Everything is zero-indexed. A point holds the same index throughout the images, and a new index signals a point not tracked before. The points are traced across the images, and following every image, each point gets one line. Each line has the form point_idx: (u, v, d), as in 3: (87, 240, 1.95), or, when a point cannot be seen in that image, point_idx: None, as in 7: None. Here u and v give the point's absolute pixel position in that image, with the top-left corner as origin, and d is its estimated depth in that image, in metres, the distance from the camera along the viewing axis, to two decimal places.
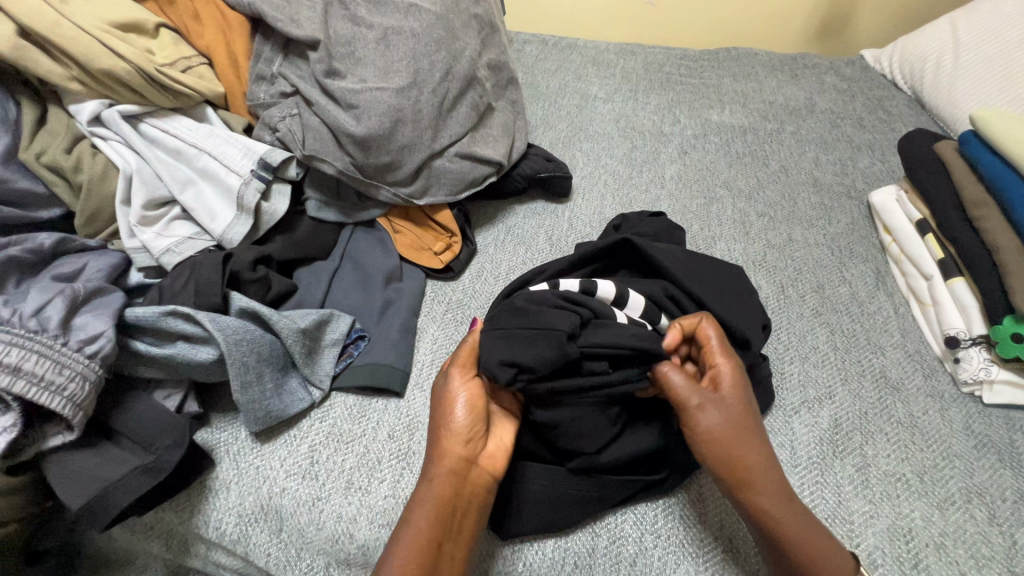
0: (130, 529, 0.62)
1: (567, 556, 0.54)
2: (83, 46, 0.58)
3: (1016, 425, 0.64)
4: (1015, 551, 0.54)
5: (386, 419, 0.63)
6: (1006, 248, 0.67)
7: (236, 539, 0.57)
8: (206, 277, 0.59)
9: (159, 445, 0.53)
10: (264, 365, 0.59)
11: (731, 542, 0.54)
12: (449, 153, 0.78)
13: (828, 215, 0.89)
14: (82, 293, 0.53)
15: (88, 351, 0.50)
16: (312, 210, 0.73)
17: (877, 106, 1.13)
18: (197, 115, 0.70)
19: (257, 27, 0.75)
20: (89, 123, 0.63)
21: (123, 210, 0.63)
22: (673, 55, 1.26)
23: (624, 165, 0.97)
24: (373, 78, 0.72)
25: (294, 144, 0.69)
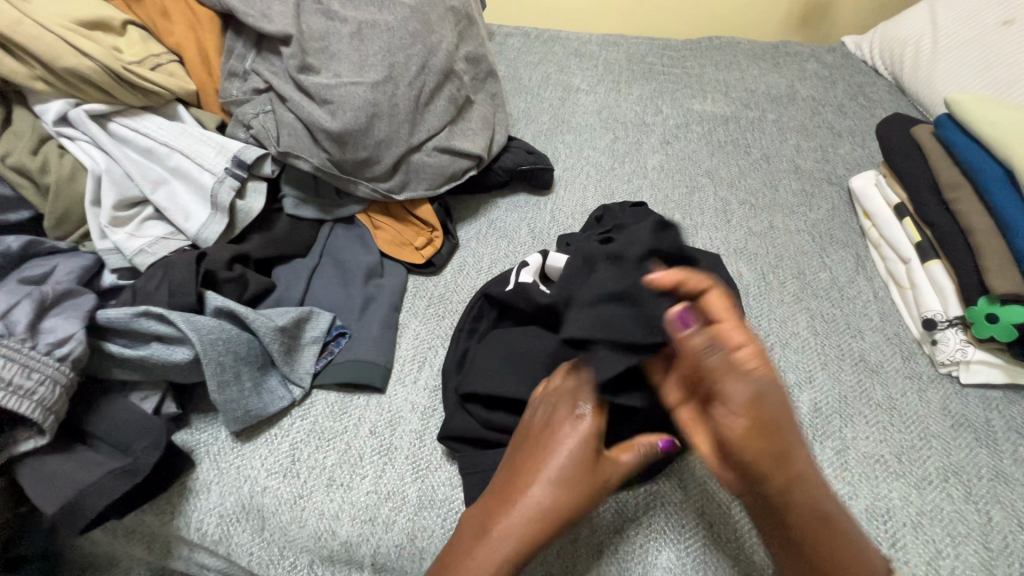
0: (111, 532, 0.62)
1: (549, 546, 0.54)
2: (45, 44, 0.57)
3: (993, 404, 0.64)
4: (990, 527, 0.55)
5: (367, 415, 0.62)
6: (981, 230, 0.68)
7: (218, 539, 0.57)
8: (180, 276, 0.59)
9: (135, 447, 0.53)
10: (242, 364, 0.59)
11: (712, 528, 0.54)
12: (428, 147, 0.77)
13: (809, 202, 0.89)
14: (51, 295, 0.52)
15: (58, 354, 0.49)
16: (289, 207, 0.73)
17: (858, 92, 1.13)
18: (168, 113, 0.69)
19: (229, 23, 0.74)
20: (55, 123, 0.62)
21: (93, 211, 0.62)
22: (656, 46, 1.26)
23: (606, 156, 0.97)
24: (348, 73, 0.71)
25: (268, 141, 0.69)
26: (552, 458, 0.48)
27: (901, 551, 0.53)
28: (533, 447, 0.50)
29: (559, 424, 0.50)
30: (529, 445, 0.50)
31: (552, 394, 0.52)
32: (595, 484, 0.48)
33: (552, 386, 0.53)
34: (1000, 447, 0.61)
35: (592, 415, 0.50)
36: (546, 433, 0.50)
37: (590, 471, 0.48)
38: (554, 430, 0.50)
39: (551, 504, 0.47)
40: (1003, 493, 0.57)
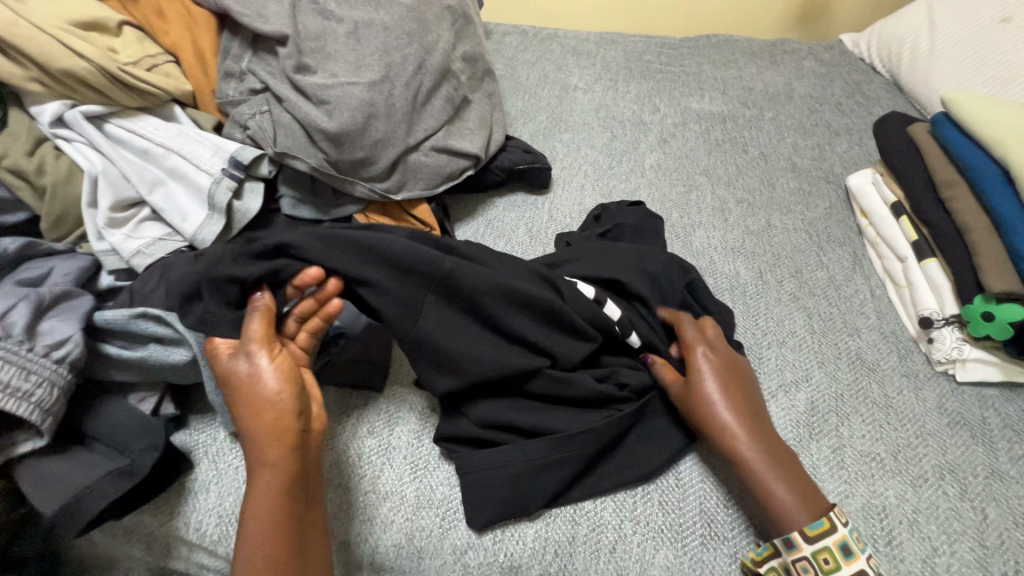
0: (110, 533, 0.62)
1: (548, 545, 0.54)
2: (40, 45, 0.57)
3: (989, 402, 0.64)
4: (986, 525, 0.55)
5: (366, 416, 0.62)
6: (977, 229, 0.68)
7: (215, 541, 0.56)
8: (177, 277, 0.58)
9: (134, 448, 0.53)
10: None
11: (708, 527, 0.55)
12: (425, 147, 0.77)
13: (806, 200, 0.89)
14: (48, 297, 0.52)
15: (55, 356, 0.49)
16: (286, 207, 0.72)
17: (855, 90, 1.13)
18: (165, 114, 0.69)
19: (225, 24, 0.74)
20: (51, 124, 0.62)
21: (89, 213, 0.62)
22: (653, 44, 1.26)
23: (604, 155, 0.97)
24: (345, 72, 0.71)
25: (265, 141, 0.69)
26: (256, 418, 0.50)
27: (896, 549, 0.54)
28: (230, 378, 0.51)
29: (234, 371, 0.51)
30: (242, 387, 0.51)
31: (241, 335, 0.52)
32: (281, 427, 0.50)
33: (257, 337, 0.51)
34: (995, 445, 0.61)
35: (270, 358, 0.51)
36: (241, 381, 0.51)
37: (287, 415, 0.51)
38: (235, 368, 0.51)
39: (284, 463, 0.50)
40: (998, 491, 0.57)
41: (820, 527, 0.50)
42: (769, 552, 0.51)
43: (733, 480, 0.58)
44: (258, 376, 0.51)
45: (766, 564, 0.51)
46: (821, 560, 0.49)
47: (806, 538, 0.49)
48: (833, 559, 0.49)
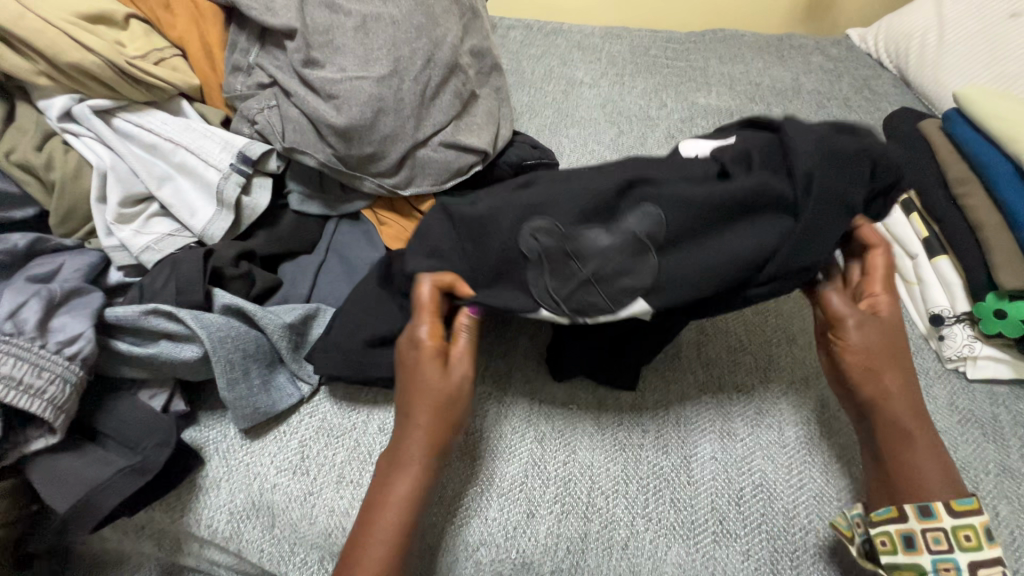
0: (121, 530, 0.62)
1: (559, 543, 0.54)
2: (49, 39, 0.57)
3: (1000, 400, 0.64)
4: (997, 522, 0.55)
5: (376, 412, 0.62)
6: (990, 226, 0.68)
7: (228, 536, 0.57)
8: (187, 274, 0.58)
9: (146, 445, 0.53)
10: (250, 361, 0.59)
11: (722, 523, 0.55)
12: (433, 142, 0.76)
13: None
14: (59, 294, 0.52)
15: (68, 352, 0.49)
16: (295, 203, 0.73)
17: (863, 85, 1.13)
18: (172, 108, 0.68)
19: (233, 17, 0.73)
20: (59, 119, 0.61)
21: (98, 208, 0.61)
22: (660, 38, 1.25)
23: (611, 151, 0.97)
24: (353, 67, 0.71)
25: (274, 136, 0.68)
26: (414, 434, 0.52)
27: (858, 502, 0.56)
28: (414, 375, 0.53)
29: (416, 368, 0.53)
30: (406, 394, 0.53)
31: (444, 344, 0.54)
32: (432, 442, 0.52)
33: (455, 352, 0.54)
34: (1007, 442, 0.61)
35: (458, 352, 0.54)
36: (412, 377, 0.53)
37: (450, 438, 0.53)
38: (421, 368, 0.52)
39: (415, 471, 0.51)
40: (1009, 488, 0.57)
41: (969, 505, 0.48)
42: (893, 514, 0.48)
43: (746, 477, 0.57)
44: (445, 381, 0.52)
45: (884, 526, 0.48)
46: (960, 536, 0.47)
47: (950, 510, 0.47)
48: (975, 537, 0.47)
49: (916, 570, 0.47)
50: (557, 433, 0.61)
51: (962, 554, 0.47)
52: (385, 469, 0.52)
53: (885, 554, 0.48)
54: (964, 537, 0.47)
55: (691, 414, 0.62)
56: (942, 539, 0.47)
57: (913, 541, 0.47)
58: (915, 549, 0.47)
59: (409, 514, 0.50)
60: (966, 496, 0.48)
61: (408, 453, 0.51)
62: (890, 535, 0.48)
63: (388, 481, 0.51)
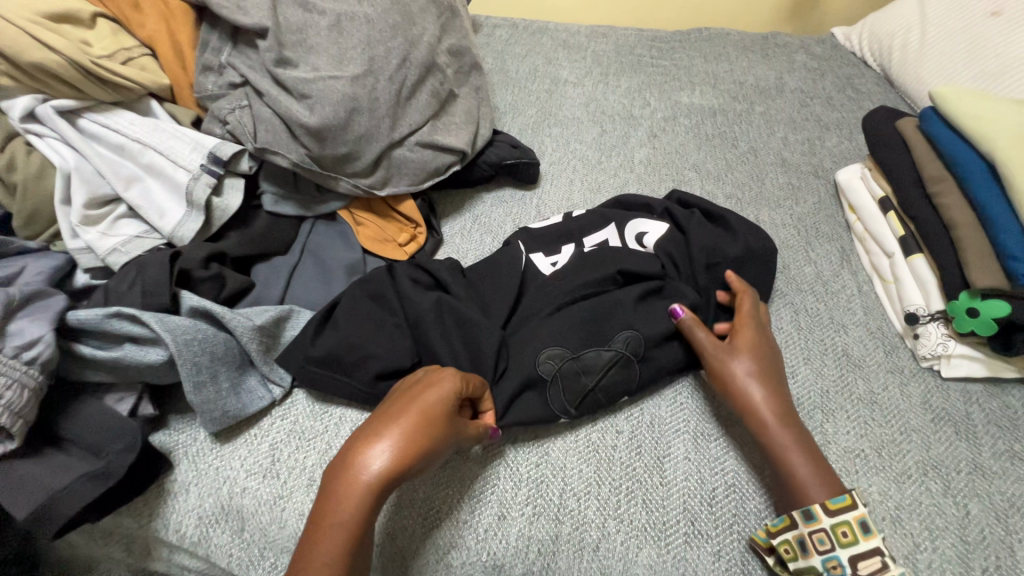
0: (90, 535, 0.61)
1: (531, 544, 0.54)
2: (9, 38, 0.56)
3: (973, 398, 0.64)
4: (968, 521, 0.55)
5: (349, 414, 0.62)
6: (964, 225, 0.68)
7: (196, 540, 0.57)
8: (153, 276, 0.58)
9: (109, 450, 0.52)
10: (219, 364, 0.58)
11: (693, 524, 0.55)
12: (409, 142, 0.76)
13: (795, 195, 0.89)
14: (18, 297, 0.51)
15: (25, 358, 0.49)
16: (268, 204, 0.72)
17: (847, 84, 1.13)
18: (141, 109, 0.67)
19: (204, 16, 0.72)
20: (22, 119, 0.61)
21: (63, 210, 0.61)
22: (644, 37, 1.25)
23: (593, 150, 0.96)
24: (326, 66, 0.70)
25: (245, 136, 0.67)
26: (373, 458, 0.47)
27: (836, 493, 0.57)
28: (405, 400, 0.50)
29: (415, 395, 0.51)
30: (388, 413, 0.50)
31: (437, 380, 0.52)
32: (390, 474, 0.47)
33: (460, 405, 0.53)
34: (979, 441, 0.61)
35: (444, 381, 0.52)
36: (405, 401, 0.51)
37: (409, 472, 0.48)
38: (417, 394, 0.51)
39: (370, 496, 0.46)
40: (981, 487, 0.57)
41: (842, 502, 0.50)
42: (786, 523, 0.50)
43: (718, 478, 0.57)
44: (427, 410, 0.49)
45: (780, 536, 0.50)
46: (838, 533, 0.49)
47: (827, 510, 0.49)
48: (851, 532, 0.49)
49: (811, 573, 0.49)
50: (530, 432, 0.61)
51: (844, 550, 0.48)
52: (332, 487, 0.47)
53: (789, 562, 0.49)
54: (840, 534, 0.49)
55: (665, 415, 0.62)
56: (826, 540, 0.49)
57: (806, 548, 0.49)
58: (808, 553, 0.49)
59: (355, 540, 0.46)
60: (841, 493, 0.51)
61: (358, 476, 0.47)
62: (790, 542, 0.50)
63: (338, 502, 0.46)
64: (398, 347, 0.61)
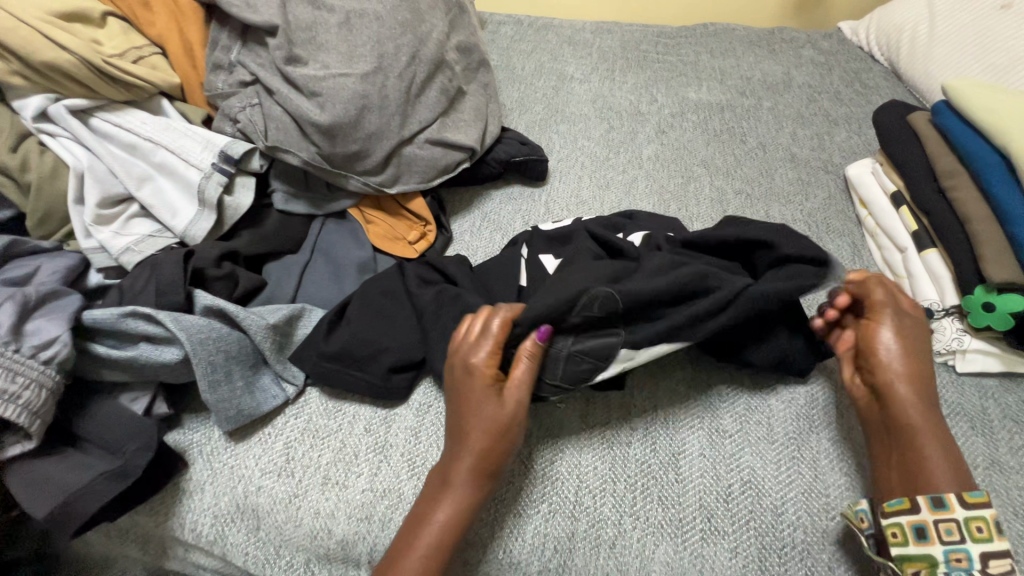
0: (105, 535, 0.62)
1: (546, 541, 0.54)
2: (21, 37, 0.56)
3: (989, 393, 0.64)
4: None
5: (362, 412, 0.61)
6: (978, 219, 0.67)
7: (212, 539, 0.57)
8: (167, 275, 0.58)
9: (126, 450, 0.52)
10: (233, 363, 0.58)
11: (710, 521, 0.54)
12: (419, 139, 0.76)
13: (805, 191, 0.89)
14: (34, 297, 0.51)
15: (43, 357, 0.49)
16: (279, 202, 0.72)
17: (854, 78, 1.12)
18: (152, 107, 0.67)
19: (213, 14, 0.72)
20: (34, 119, 0.61)
21: (77, 209, 0.61)
22: (650, 33, 1.24)
23: (601, 146, 0.96)
24: (336, 64, 0.70)
25: (256, 135, 0.67)
26: (463, 461, 0.50)
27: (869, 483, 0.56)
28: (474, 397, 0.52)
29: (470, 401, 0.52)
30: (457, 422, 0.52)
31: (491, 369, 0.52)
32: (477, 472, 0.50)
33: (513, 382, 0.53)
34: (996, 435, 0.61)
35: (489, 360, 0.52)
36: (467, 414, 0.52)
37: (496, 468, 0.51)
38: (474, 407, 0.52)
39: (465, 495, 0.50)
40: (998, 482, 0.57)
41: (980, 497, 0.46)
42: (905, 505, 0.47)
43: (734, 474, 0.57)
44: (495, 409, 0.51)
45: (896, 517, 0.48)
46: (973, 527, 0.46)
47: (964, 501, 0.46)
48: (988, 529, 0.45)
49: (928, 562, 0.46)
50: (542, 430, 0.60)
51: (975, 545, 0.45)
52: (430, 495, 0.51)
53: (896, 546, 0.47)
54: (976, 529, 0.45)
55: (677, 412, 0.62)
56: (955, 531, 0.46)
57: (925, 533, 0.46)
58: (927, 540, 0.46)
59: (446, 544, 0.49)
60: (977, 488, 0.47)
61: (455, 482, 0.50)
62: (902, 526, 0.47)
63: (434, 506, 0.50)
64: (408, 341, 0.61)
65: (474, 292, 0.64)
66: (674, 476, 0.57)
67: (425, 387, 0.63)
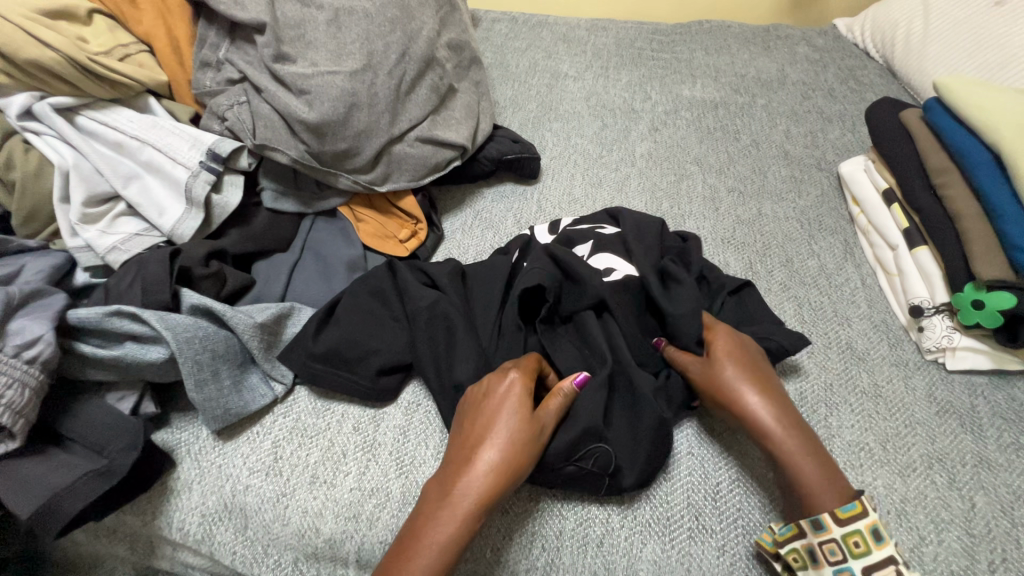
0: (93, 534, 0.62)
1: (535, 539, 0.54)
2: (5, 35, 0.56)
3: (978, 391, 0.64)
4: (973, 514, 0.55)
5: (351, 411, 0.61)
6: (969, 216, 0.67)
7: (200, 538, 0.57)
8: (154, 274, 0.57)
9: (111, 449, 0.52)
10: (221, 362, 0.58)
11: (698, 519, 0.54)
12: (409, 138, 0.75)
13: (798, 188, 0.88)
14: (17, 296, 0.51)
15: (26, 356, 0.48)
16: (268, 201, 0.71)
17: (849, 76, 1.12)
18: (140, 105, 0.67)
19: (202, 12, 0.72)
20: (19, 117, 0.60)
21: (62, 208, 0.61)
22: (645, 30, 1.24)
23: (593, 144, 0.96)
24: (325, 62, 0.69)
25: (244, 133, 0.67)
26: (473, 471, 0.48)
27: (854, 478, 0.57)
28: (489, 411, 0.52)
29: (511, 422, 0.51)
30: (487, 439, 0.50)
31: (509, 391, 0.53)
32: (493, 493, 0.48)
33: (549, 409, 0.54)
34: (985, 433, 0.60)
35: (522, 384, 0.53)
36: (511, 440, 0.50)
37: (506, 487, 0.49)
38: (491, 419, 0.51)
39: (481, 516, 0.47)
40: (986, 480, 0.57)
41: (854, 510, 0.46)
42: (795, 531, 0.48)
43: (722, 472, 0.57)
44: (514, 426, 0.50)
45: (789, 545, 0.48)
46: (850, 543, 0.46)
47: (837, 520, 0.46)
48: (864, 542, 0.45)
49: None
50: None
51: (857, 562, 0.45)
52: (427, 502, 0.48)
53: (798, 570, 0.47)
54: (854, 543, 0.46)
55: None
56: (837, 551, 0.46)
57: (815, 559, 0.47)
58: (817, 564, 0.46)
59: (446, 557, 0.45)
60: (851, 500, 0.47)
61: (458, 494, 0.47)
62: (798, 551, 0.47)
63: (434, 512, 0.47)
64: (396, 342, 0.61)
65: (459, 298, 0.63)
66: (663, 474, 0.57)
67: (412, 389, 0.63)
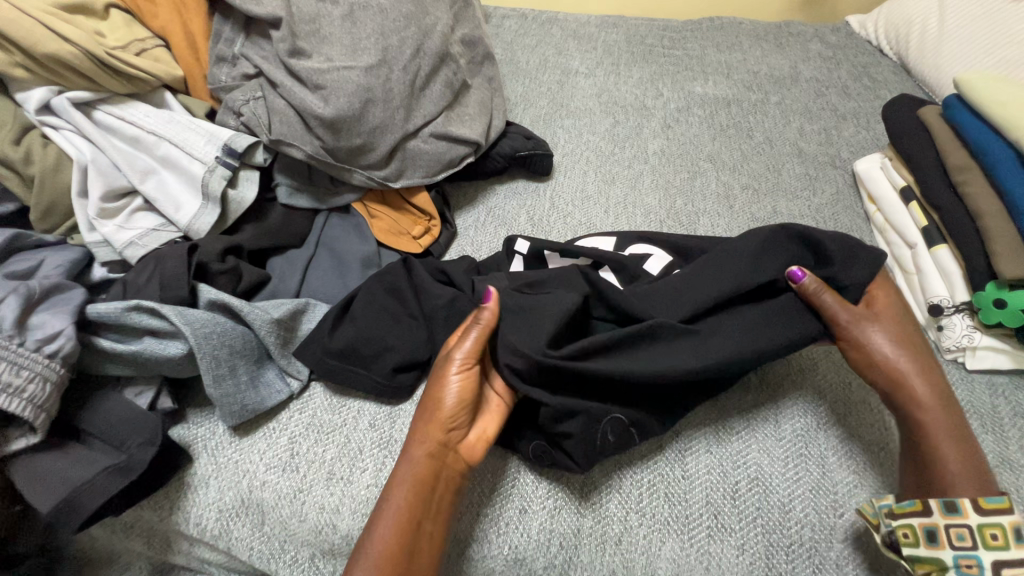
0: (110, 529, 0.62)
1: (552, 537, 0.54)
2: (24, 29, 0.55)
3: (999, 390, 0.63)
4: None
5: (367, 407, 0.61)
6: (990, 214, 0.67)
7: (217, 534, 0.57)
8: (171, 270, 0.57)
9: (131, 444, 0.52)
10: (238, 358, 0.58)
11: (717, 518, 0.54)
12: (424, 134, 0.75)
13: (813, 186, 0.88)
14: (38, 291, 0.51)
15: (47, 351, 0.48)
16: (282, 196, 0.71)
17: (862, 72, 1.11)
18: (156, 101, 0.67)
19: (217, 6, 0.72)
20: (37, 112, 0.60)
21: (80, 203, 0.61)
22: (656, 26, 1.23)
23: (605, 141, 0.95)
24: (340, 57, 0.69)
25: (260, 128, 0.67)
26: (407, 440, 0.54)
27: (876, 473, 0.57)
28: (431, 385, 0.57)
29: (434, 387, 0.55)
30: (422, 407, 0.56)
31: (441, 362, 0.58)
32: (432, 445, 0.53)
33: (463, 350, 0.55)
34: (1006, 433, 0.60)
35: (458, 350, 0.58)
36: (438, 396, 0.54)
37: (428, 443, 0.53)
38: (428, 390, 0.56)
39: (421, 464, 0.52)
40: (1009, 480, 0.57)
41: (997, 504, 0.46)
42: (918, 509, 0.48)
43: (741, 471, 0.57)
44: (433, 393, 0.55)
45: (907, 520, 0.48)
46: (986, 534, 0.46)
47: (978, 507, 0.46)
48: (1004, 537, 0.45)
49: (937, 565, 0.46)
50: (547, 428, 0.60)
51: (986, 552, 0.45)
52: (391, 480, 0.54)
53: (908, 546, 0.47)
54: (990, 536, 0.45)
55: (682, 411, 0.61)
56: (966, 537, 0.46)
57: (935, 537, 0.46)
58: (937, 544, 0.46)
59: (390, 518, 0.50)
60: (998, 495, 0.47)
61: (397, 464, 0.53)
62: (913, 529, 0.47)
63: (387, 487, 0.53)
64: (412, 339, 0.61)
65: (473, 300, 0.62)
66: (681, 474, 0.57)
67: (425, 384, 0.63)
